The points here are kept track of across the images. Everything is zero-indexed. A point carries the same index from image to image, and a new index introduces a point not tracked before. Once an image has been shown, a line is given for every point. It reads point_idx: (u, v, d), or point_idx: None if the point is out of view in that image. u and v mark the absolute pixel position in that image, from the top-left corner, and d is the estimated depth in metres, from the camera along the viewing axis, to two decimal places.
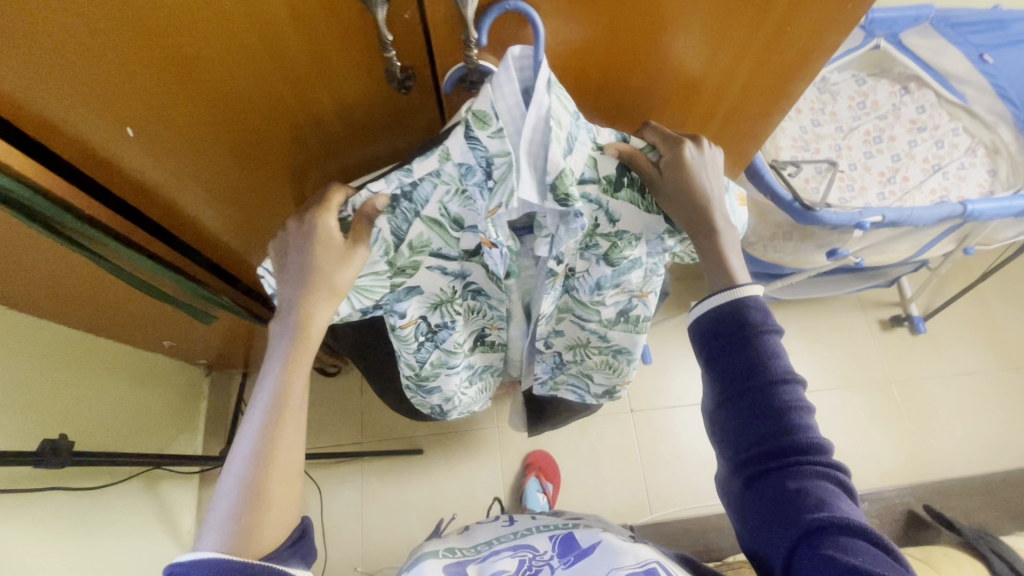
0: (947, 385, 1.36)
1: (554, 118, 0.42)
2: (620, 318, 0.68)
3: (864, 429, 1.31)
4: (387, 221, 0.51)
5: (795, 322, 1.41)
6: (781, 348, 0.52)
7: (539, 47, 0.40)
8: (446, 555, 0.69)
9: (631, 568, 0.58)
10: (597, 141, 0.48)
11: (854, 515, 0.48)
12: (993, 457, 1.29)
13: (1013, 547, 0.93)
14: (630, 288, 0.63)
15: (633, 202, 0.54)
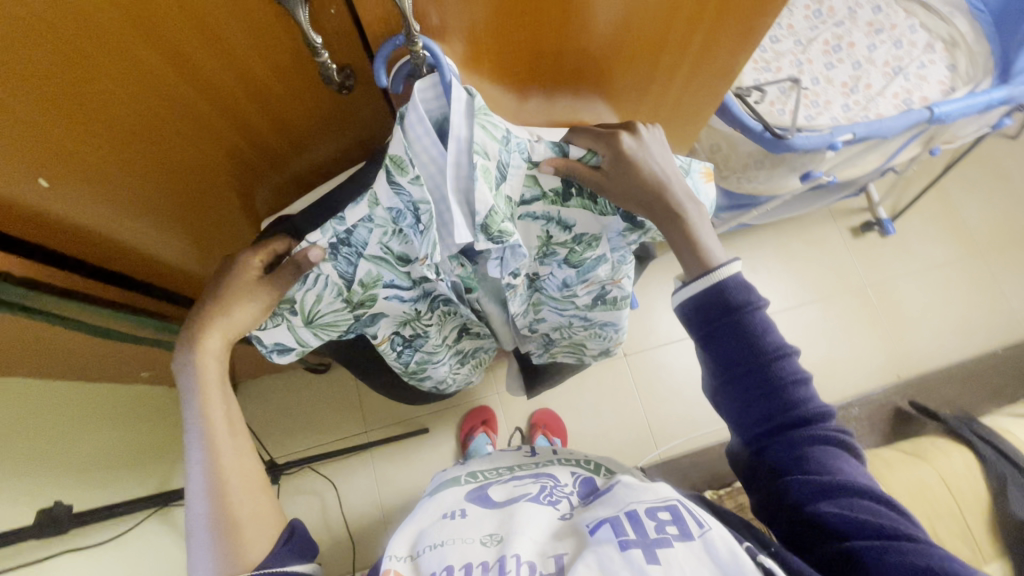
0: (918, 281, 1.41)
1: (477, 149, 0.39)
2: (598, 303, 0.63)
3: (846, 335, 1.36)
4: (331, 266, 0.47)
5: (771, 242, 1.42)
6: (768, 322, 0.52)
7: (443, 68, 0.37)
8: (469, 481, 0.66)
9: (650, 503, 0.51)
10: (533, 159, 0.44)
11: (856, 472, 0.50)
12: (963, 342, 1.36)
13: (994, 428, 0.98)
14: (600, 279, 0.59)
15: (585, 209, 0.50)
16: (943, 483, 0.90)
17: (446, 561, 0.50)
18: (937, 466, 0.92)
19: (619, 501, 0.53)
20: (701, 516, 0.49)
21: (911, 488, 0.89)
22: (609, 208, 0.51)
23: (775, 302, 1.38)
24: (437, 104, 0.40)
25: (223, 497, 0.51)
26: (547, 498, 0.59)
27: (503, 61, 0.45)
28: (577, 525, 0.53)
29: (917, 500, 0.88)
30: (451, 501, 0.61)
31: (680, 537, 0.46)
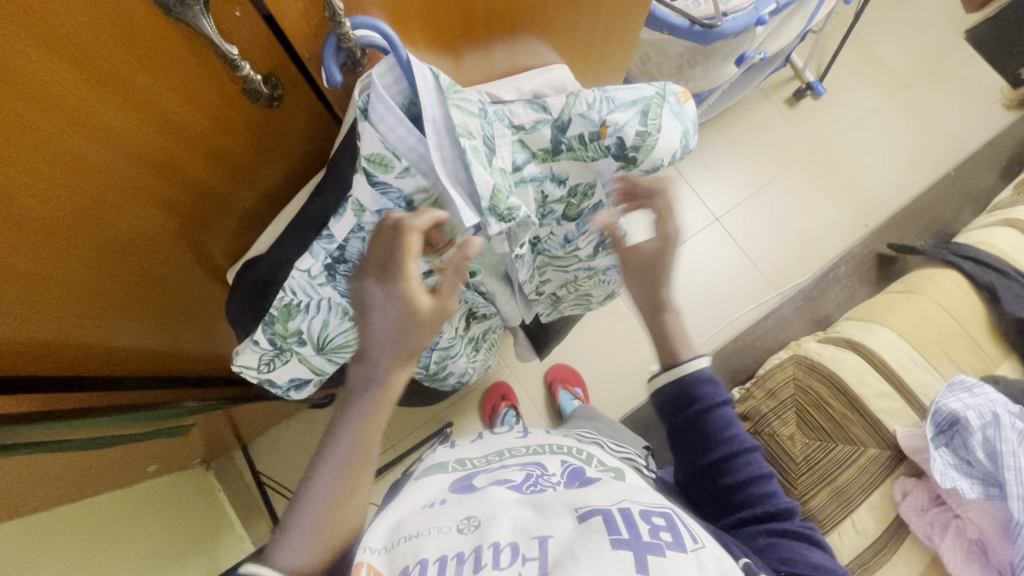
0: (860, 131, 1.45)
1: (461, 130, 0.37)
2: (600, 250, 0.61)
3: (811, 202, 1.40)
4: (333, 289, 0.45)
5: (717, 136, 1.43)
6: (733, 419, 0.60)
7: (396, 49, 0.34)
8: (457, 467, 0.58)
9: (644, 505, 0.46)
10: (515, 123, 0.44)
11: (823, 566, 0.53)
12: (915, 174, 1.42)
13: (970, 244, 1.04)
14: (600, 226, 0.57)
15: (576, 159, 0.47)
16: (940, 308, 0.95)
17: (421, 552, 0.41)
18: (931, 294, 0.97)
19: (611, 494, 0.47)
20: (695, 531, 0.45)
21: (913, 323, 0.94)
22: (601, 152, 0.46)
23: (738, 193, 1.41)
24: (399, 88, 0.36)
25: (341, 496, 0.45)
26: (530, 486, 0.50)
27: (438, 20, 0.41)
28: (568, 504, 0.46)
29: (922, 331, 0.94)
30: (433, 490, 0.53)
31: (675, 546, 0.41)
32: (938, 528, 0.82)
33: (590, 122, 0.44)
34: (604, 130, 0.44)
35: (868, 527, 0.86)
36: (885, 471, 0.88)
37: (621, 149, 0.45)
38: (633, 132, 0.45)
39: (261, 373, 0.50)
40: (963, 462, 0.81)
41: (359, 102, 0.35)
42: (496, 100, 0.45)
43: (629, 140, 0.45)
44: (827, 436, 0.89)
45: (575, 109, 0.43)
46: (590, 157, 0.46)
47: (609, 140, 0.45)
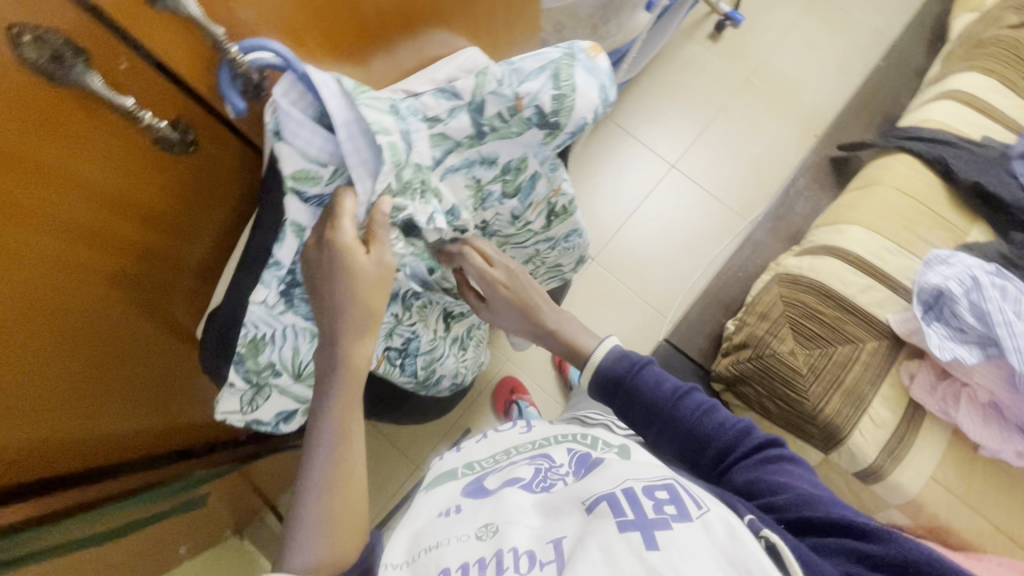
0: (786, 47, 1.47)
1: (377, 127, 0.37)
2: (552, 219, 0.60)
3: (757, 127, 1.43)
4: (293, 314, 0.45)
5: (652, 86, 1.45)
6: (662, 375, 0.58)
7: (290, 64, 0.34)
8: (466, 472, 0.59)
9: (648, 481, 0.46)
10: (429, 115, 0.44)
11: (800, 482, 0.52)
12: (848, 74, 1.45)
13: (914, 125, 1.06)
14: (544, 196, 0.56)
15: (500, 136, 0.46)
16: (900, 193, 0.97)
17: (441, 562, 0.42)
18: (888, 182, 0.99)
19: (613, 477, 0.47)
20: (700, 497, 0.44)
21: (878, 213, 0.96)
22: (521, 126, 0.46)
23: (684, 138, 1.43)
24: (306, 101, 0.37)
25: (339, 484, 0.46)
26: (540, 484, 0.52)
27: (326, 34, 0.41)
28: (578, 499, 0.46)
29: (888, 220, 0.96)
30: (445, 499, 0.53)
31: (680, 518, 0.41)
32: (952, 398, 0.86)
33: (503, 98, 0.44)
34: (519, 103, 0.44)
35: (886, 419, 0.88)
36: (887, 361, 0.90)
37: (542, 117, 0.45)
38: (548, 98, 0.44)
39: (246, 416, 0.49)
40: (957, 332, 0.83)
41: (269, 124, 0.37)
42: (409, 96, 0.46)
43: (547, 107, 0.44)
44: (826, 342, 0.90)
45: (485, 88, 0.44)
46: (513, 133, 0.46)
47: (527, 111, 0.44)
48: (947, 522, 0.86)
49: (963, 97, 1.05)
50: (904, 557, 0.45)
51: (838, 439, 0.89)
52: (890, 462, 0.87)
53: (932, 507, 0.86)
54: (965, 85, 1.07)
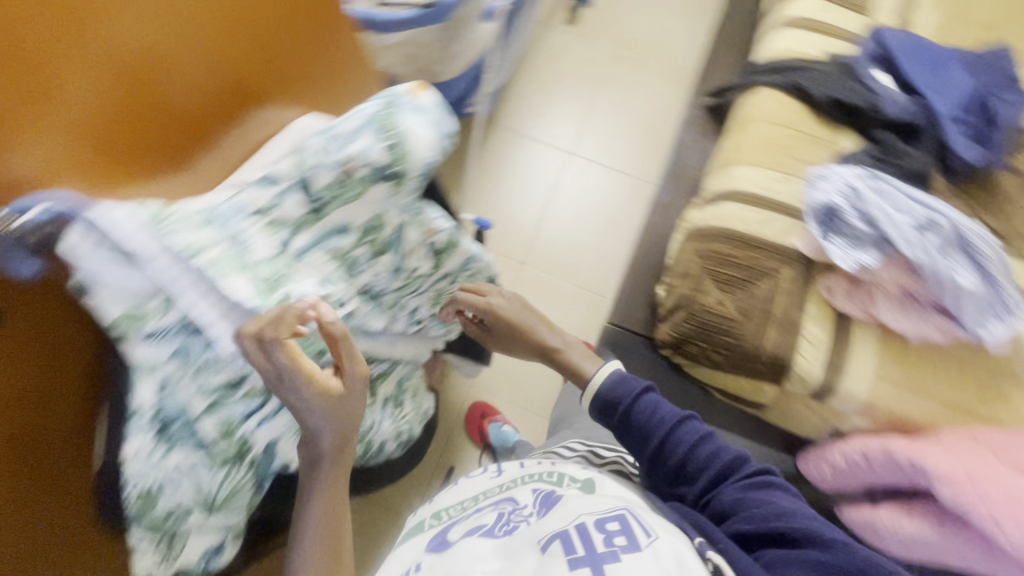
0: (637, 13, 1.60)
1: (193, 249, 0.45)
2: (439, 257, 0.60)
3: (632, 90, 1.54)
4: (178, 452, 0.52)
5: (530, 82, 1.54)
6: (663, 401, 0.66)
7: (66, 207, 0.40)
8: (433, 524, 0.63)
9: (597, 515, 0.53)
10: (256, 209, 0.48)
11: (782, 502, 0.58)
12: (698, 24, 1.59)
13: (766, 58, 1.11)
14: (421, 241, 0.56)
15: (343, 202, 0.48)
16: (773, 125, 1.02)
17: None
18: (759, 118, 1.03)
19: (569, 513, 0.54)
20: (647, 524, 0.52)
21: (755, 148, 1.01)
22: (360, 186, 0.47)
23: (570, 126, 1.52)
24: (102, 242, 0.44)
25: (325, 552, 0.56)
26: (502, 527, 0.56)
27: (136, 151, 0.46)
28: (533, 538, 0.52)
29: (769, 153, 1.00)
30: (410, 556, 0.57)
31: (629, 548, 0.48)
32: (868, 298, 0.91)
33: (332, 167, 0.45)
34: (349, 167, 0.45)
35: (819, 336, 0.92)
36: (805, 283, 0.94)
37: (380, 172, 0.46)
38: (376, 152, 0.46)
39: (169, 566, 0.56)
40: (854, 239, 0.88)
41: (75, 276, 0.44)
42: (237, 193, 0.50)
43: (379, 159, 0.46)
44: (745, 281, 0.94)
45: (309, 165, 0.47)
46: (356, 194, 0.48)
47: (360, 171, 0.46)
48: (902, 414, 0.90)
49: (802, 23, 1.12)
50: (853, 563, 0.50)
51: (783, 369, 0.92)
52: (834, 375, 0.91)
53: (884, 403, 0.91)
54: (799, 11, 1.13)
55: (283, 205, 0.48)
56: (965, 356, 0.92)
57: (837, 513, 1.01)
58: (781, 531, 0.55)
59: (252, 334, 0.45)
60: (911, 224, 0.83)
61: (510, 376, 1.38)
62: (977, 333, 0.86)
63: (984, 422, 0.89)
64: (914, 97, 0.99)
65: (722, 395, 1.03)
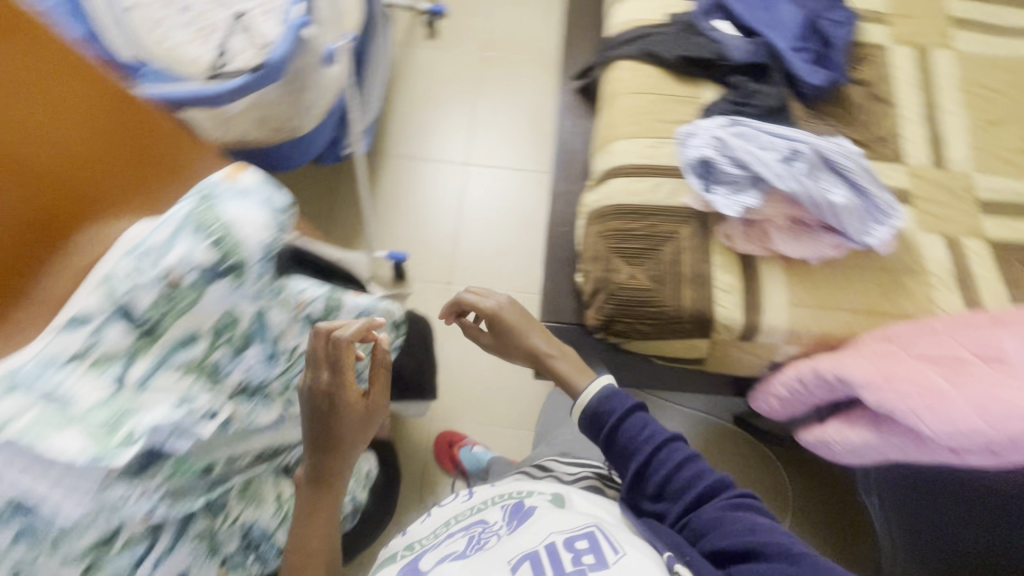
0: (493, 13, 1.62)
1: (55, 392, 0.57)
2: (312, 325, 0.76)
3: (508, 88, 1.57)
4: None
5: (407, 104, 1.55)
6: (651, 422, 0.73)
7: None
8: (404, 554, 0.68)
9: (567, 534, 0.60)
10: (84, 353, 0.59)
11: (754, 518, 0.65)
12: (551, 9, 1.63)
13: (612, 32, 1.15)
14: (288, 320, 0.72)
15: (180, 303, 0.63)
16: (637, 94, 1.04)
17: None
18: (624, 90, 1.05)
19: (540, 531, 0.61)
20: (615, 541, 0.59)
21: (624, 120, 1.04)
22: (191, 291, 0.63)
23: (461, 136, 1.54)
24: None
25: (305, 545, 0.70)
26: (474, 547, 0.63)
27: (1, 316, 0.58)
28: (502, 557, 0.59)
29: (641, 122, 1.02)
30: None
31: (596, 565, 0.56)
32: (763, 235, 0.95)
33: (166, 273, 0.61)
34: (175, 278, 0.61)
35: (732, 282, 0.96)
36: (705, 234, 0.97)
37: (214, 267, 0.63)
38: (201, 253, 0.63)
39: None
40: (734, 185, 0.90)
41: None
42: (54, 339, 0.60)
43: (205, 257, 0.63)
44: (651, 249, 0.96)
45: (143, 283, 0.61)
46: (195, 298, 0.63)
47: (194, 271, 0.62)
48: (824, 331, 0.95)
49: None
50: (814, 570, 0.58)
51: (710, 322, 0.95)
52: (755, 313, 0.95)
53: (806, 326, 0.95)
54: None
55: (108, 336, 0.60)
56: (862, 262, 0.97)
57: (796, 438, 1.05)
58: (750, 546, 0.62)
59: (323, 330, 0.68)
60: (778, 158, 0.87)
61: (472, 399, 1.37)
62: (864, 241, 0.92)
63: (894, 316, 0.95)
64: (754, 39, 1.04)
65: (666, 361, 1.05)
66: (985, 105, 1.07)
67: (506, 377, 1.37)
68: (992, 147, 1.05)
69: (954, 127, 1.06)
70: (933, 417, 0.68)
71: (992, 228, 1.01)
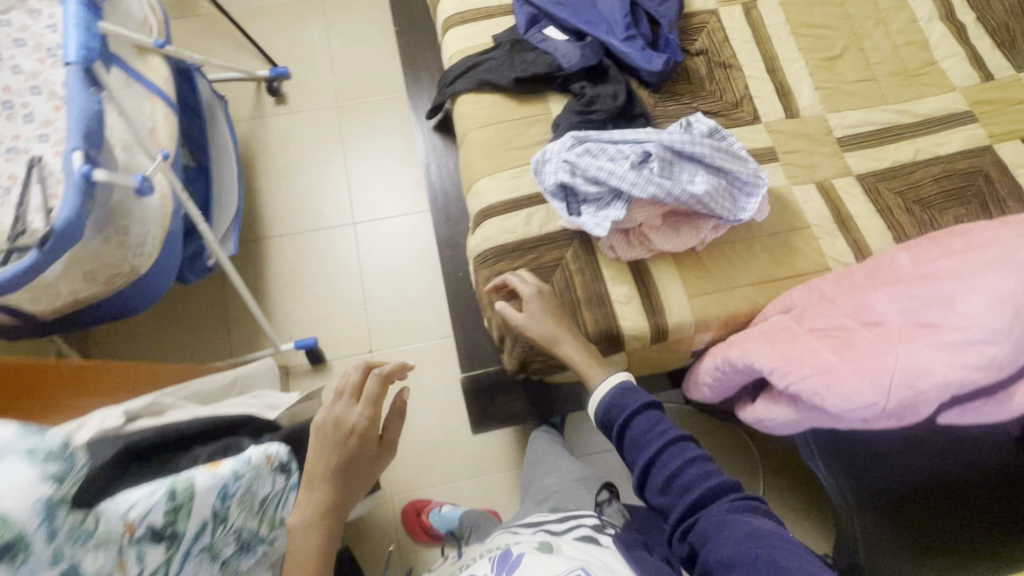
0: (336, 62, 1.55)
1: None
2: (163, 537, 0.53)
3: (373, 135, 1.51)
4: None
5: (275, 178, 1.47)
6: (662, 419, 0.75)
7: None
8: None
9: None
10: None
11: (755, 520, 0.62)
12: (394, 42, 1.57)
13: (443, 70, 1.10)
14: (122, 552, 0.49)
15: None
16: (486, 127, 1.00)
17: None
18: (472, 127, 1.01)
19: None
20: None
21: (479, 156, 0.99)
22: None
23: (341, 196, 1.47)
24: None
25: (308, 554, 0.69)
26: None
27: None
28: None
29: (497, 155, 0.98)
30: None
31: None
32: (643, 238, 0.93)
33: None
34: None
35: (628, 291, 0.94)
36: (589, 252, 0.95)
37: None
38: None
39: None
40: (597, 202, 0.88)
41: None
42: None
43: None
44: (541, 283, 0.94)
45: None
46: None
47: None
48: (729, 312, 0.94)
49: (459, 16, 1.07)
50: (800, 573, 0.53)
51: (620, 337, 0.93)
52: (660, 315, 0.93)
53: (712, 313, 0.94)
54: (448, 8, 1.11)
55: None
56: (746, 234, 0.98)
57: (736, 414, 1.05)
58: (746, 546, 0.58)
59: (360, 371, 0.81)
60: (630, 165, 0.84)
61: (431, 462, 1.32)
62: (740, 218, 0.91)
63: (790, 278, 0.96)
64: (585, 41, 1.01)
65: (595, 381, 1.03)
66: (819, 45, 1.08)
67: (453, 427, 1.34)
68: (836, 84, 1.07)
69: (797, 74, 1.07)
70: (834, 396, 0.67)
71: (856, 163, 1.03)
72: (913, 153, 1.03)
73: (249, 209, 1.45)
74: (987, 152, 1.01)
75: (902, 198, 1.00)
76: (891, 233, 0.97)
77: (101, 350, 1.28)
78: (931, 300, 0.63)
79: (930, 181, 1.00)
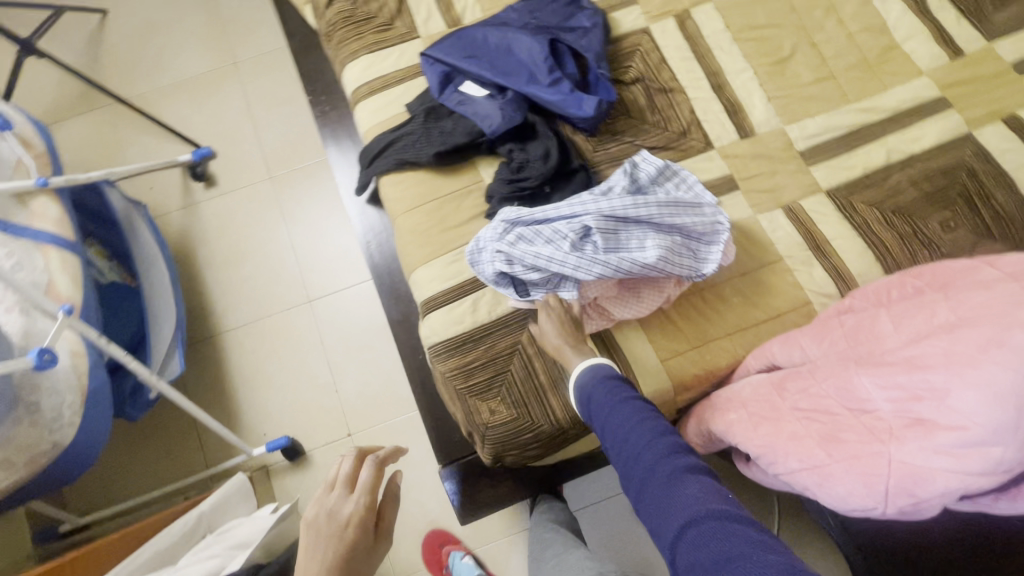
0: (260, 131, 1.45)
1: None
2: None
3: (313, 202, 1.42)
4: None
5: (219, 267, 1.39)
6: (624, 393, 0.68)
7: None
8: None
9: None
10: None
11: (708, 498, 0.53)
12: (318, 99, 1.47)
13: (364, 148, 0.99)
14: None
15: None
16: (414, 211, 0.91)
17: None
18: (399, 212, 0.92)
19: None
20: None
21: (412, 242, 0.91)
22: None
23: (291, 274, 1.39)
24: None
25: None
26: None
27: None
28: None
29: (430, 240, 0.90)
30: None
31: None
32: (603, 308, 0.85)
33: None
34: None
35: None
36: None
37: None
38: None
39: None
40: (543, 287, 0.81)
41: None
42: None
43: None
44: (501, 372, 0.86)
45: None
46: None
47: None
48: (709, 369, 0.86)
49: (365, 87, 0.97)
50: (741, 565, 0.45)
51: None
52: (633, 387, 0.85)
53: (691, 373, 0.86)
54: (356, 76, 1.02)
55: None
56: (713, 280, 0.89)
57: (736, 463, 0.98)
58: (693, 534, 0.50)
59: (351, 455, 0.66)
60: (569, 246, 0.76)
61: None
62: (702, 273, 0.82)
63: (769, 321, 0.87)
64: (506, 95, 0.90)
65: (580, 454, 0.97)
66: (765, 48, 0.98)
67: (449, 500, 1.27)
68: (790, 90, 0.96)
69: (746, 87, 0.96)
70: (828, 496, 0.60)
71: (824, 177, 0.93)
72: (885, 154, 0.93)
73: (198, 306, 1.37)
74: (965, 142, 0.92)
75: (879, 209, 0.90)
76: (873, 251, 0.88)
77: (76, 488, 1.23)
78: (919, 391, 0.55)
79: (908, 185, 0.91)
